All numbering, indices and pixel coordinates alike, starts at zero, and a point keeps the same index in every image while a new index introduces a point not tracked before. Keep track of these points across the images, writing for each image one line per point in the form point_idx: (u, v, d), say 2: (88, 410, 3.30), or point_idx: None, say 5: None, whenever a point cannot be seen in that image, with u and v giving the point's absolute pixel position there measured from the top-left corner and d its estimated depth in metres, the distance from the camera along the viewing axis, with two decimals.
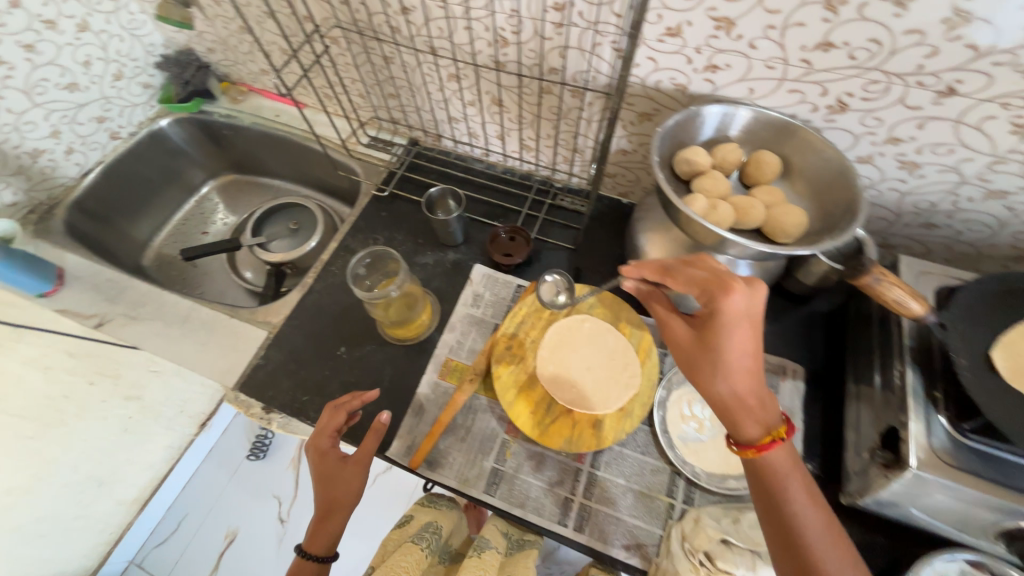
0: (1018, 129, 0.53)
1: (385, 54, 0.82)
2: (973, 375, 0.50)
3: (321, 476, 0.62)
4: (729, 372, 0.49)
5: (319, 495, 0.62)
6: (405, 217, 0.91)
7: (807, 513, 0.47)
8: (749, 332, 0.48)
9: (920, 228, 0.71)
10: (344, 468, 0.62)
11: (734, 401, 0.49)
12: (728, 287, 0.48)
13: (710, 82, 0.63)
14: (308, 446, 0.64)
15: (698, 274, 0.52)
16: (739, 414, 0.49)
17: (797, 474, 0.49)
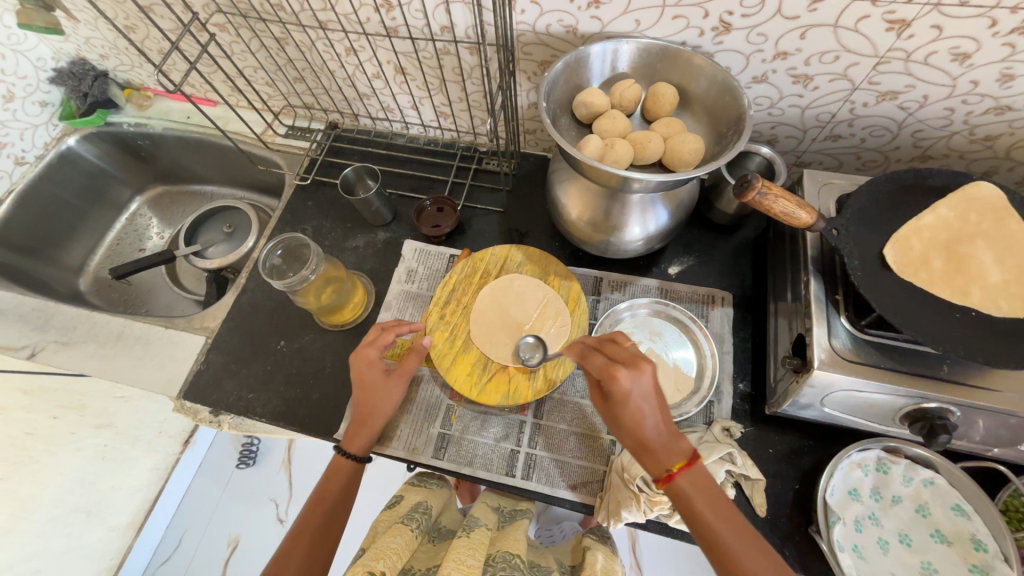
0: (892, 26, 0.53)
1: (276, 36, 0.79)
2: (865, 274, 0.52)
3: (360, 385, 0.61)
4: (628, 426, 0.49)
5: (356, 401, 0.62)
6: (331, 203, 0.89)
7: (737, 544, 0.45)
8: (637, 404, 0.48)
9: (827, 140, 0.71)
10: (383, 381, 0.61)
11: (653, 449, 0.49)
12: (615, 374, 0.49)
13: (597, 20, 0.62)
14: (353, 353, 0.62)
15: (596, 356, 0.52)
16: (656, 459, 0.49)
17: (723, 515, 0.47)
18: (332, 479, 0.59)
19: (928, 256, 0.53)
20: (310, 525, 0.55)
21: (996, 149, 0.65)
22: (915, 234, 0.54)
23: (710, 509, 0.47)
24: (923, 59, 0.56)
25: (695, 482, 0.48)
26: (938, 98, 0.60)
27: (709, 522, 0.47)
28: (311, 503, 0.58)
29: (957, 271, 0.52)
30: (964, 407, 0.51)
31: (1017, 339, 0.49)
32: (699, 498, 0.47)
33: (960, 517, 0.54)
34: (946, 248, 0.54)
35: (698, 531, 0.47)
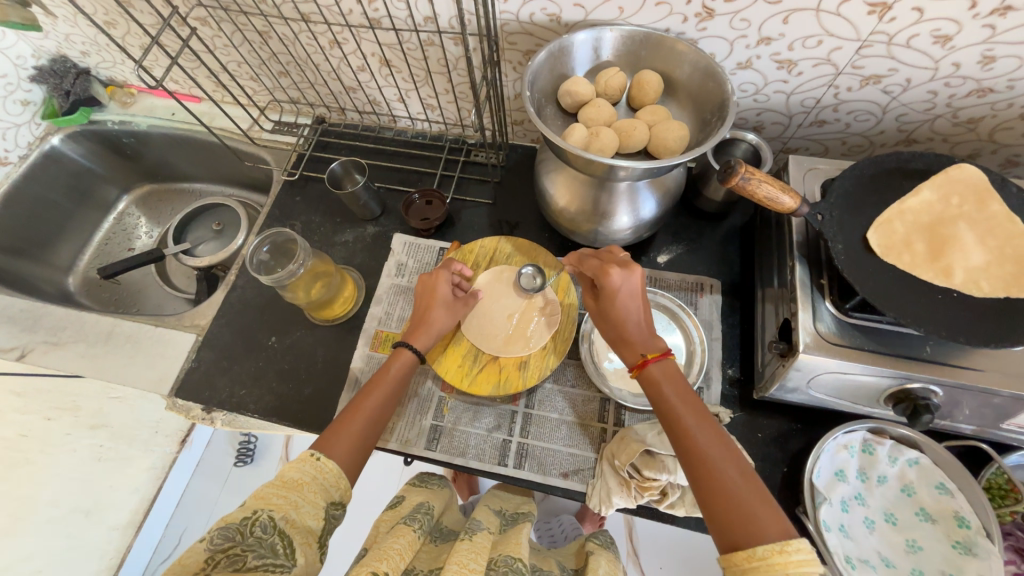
0: (873, 9, 0.53)
1: (258, 30, 0.78)
2: (848, 258, 0.53)
3: (428, 295, 0.66)
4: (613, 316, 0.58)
5: (420, 311, 0.66)
6: (319, 198, 0.89)
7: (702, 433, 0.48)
8: (631, 299, 0.57)
9: (813, 126, 0.71)
10: (454, 299, 0.67)
11: (635, 339, 0.56)
12: (605, 268, 0.58)
13: (580, 7, 0.61)
14: (430, 274, 0.67)
15: (590, 259, 0.61)
16: (634, 347, 0.56)
17: (696, 408, 0.50)
18: (391, 372, 0.61)
19: (910, 238, 0.54)
20: (364, 409, 0.57)
21: (980, 131, 0.65)
22: (898, 216, 0.55)
23: (696, 416, 0.49)
24: (905, 41, 0.56)
25: (677, 386, 0.52)
26: (921, 81, 0.60)
27: (687, 422, 0.49)
28: (367, 390, 0.59)
29: (939, 253, 0.53)
30: (946, 387, 0.52)
31: (998, 319, 0.49)
32: (680, 398, 0.51)
33: (943, 495, 0.55)
34: (928, 230, 0.54)
35: (675, 430, 0.49)
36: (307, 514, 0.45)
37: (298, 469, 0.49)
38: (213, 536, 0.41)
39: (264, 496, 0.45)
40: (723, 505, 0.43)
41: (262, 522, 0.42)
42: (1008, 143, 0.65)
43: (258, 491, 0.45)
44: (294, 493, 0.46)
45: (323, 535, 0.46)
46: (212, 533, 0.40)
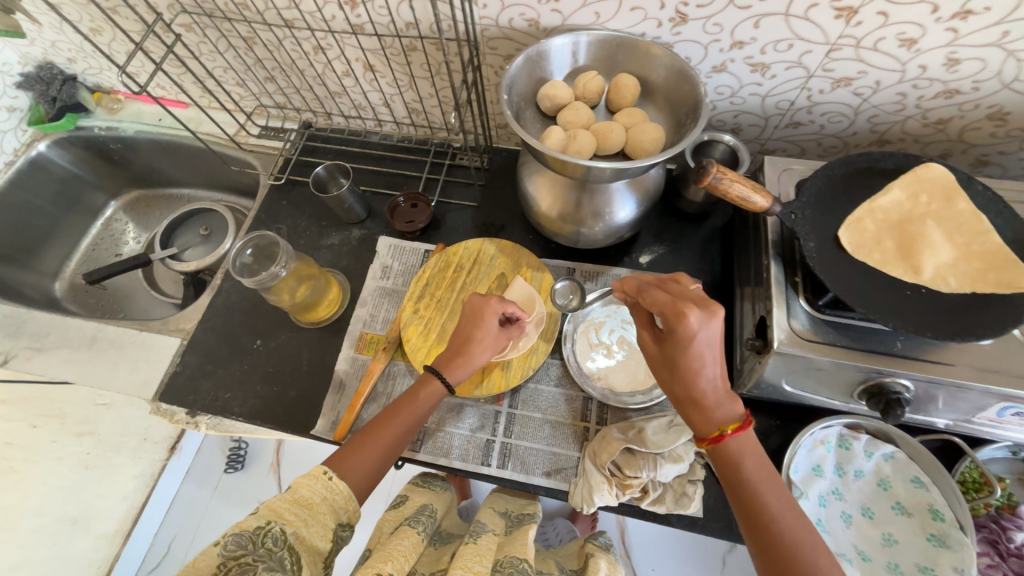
0: (840, 14, 0.55)
1: (243, 36, 0.79)
2: (820, 255, 0.54)
3: (467, 326, 0.61)
4: (686, 374, 0.47)
5: (461, 337, 0.62)
6: (306, 202, 0.89)
7: (782, 513, 0.44)
8: (708, 354, 0.46)
9: (789, 127, 0.73)
10: (496, 337, 0.62)
11: (712, 399, 0.47)
12: (685, 316, 0.45)
13: (557, 13, 0.63)
14: (477, 298, 0.62)
15: (657, 292, 0.49)
16: (708, 411, 0.47)
17: (770, 481, 0.46)
18: (416, 403, 0.59)
19: (880, 236, 0.55)
20: (390, 429, 0.57)
21: (949, 131, 0.67)
22: (868, 215, 0.56)
23: (777, 496, 0.45)
24: (872, 45, 0.57)
25: (758, 464, 0.46)
26: (890, 83, 0.62)
27: (765, 503, 0.44)
28: (395, 408, 0.59)
29: (907, 249, 0.54)
30: (918, 381, 0.52)
31: (966, 313, 0.50)
32: (761, 481, 0.45)
33: (919, 489, 0.56)
34: (897, 228, 0.55)
35: (751, 508, 0.45)
36: (316, 534, 0.45)
37: (308, 487, 0.48)
38: (227, 541, 0.41)
39: (277, 508, 0.45)
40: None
41: (273, 533, 0.43)
42: (977, 143, 0.67)
43: (272, 501, 0.46)
44: (304, 510, 0.46)
45: (330, 556, 0.46)
46: (227, 539, 0.41)
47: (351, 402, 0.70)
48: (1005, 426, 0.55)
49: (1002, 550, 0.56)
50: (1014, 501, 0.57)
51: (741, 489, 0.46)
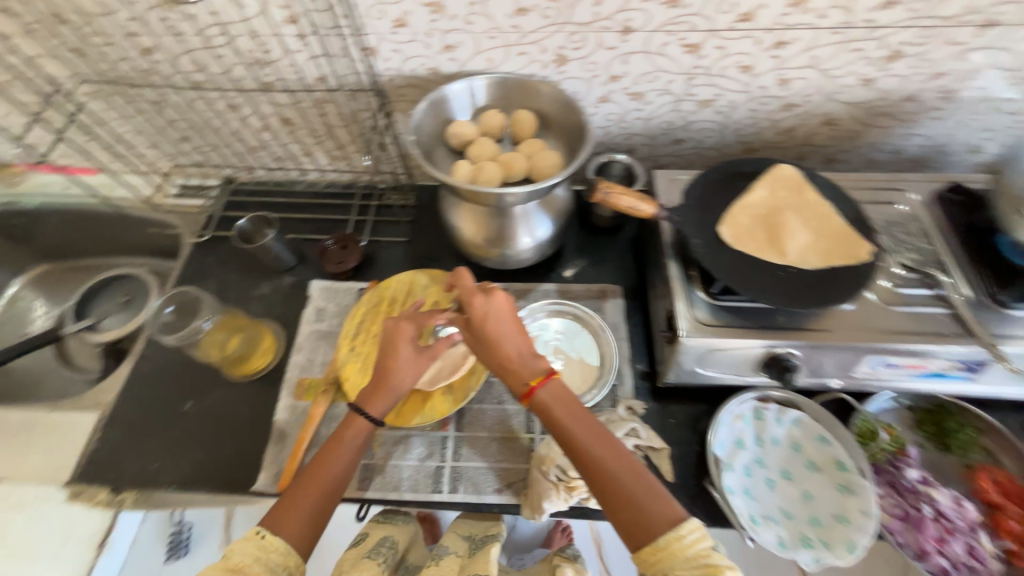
0: (687, 49, 0.66)
1: (152, 100, 0.80)
2: (704, 249, 0.62)
3: (391, 357, 0.61)
4: (496, 342, 0.58)
5: (382, 365, 0.62)
6: (232, 255, 0.88)
7: (604, 452, 0.51)
8: (508, 323, 0.59)
9: (673, 144, 0.83)
10: (416, 360, 0.61)
11: (522, 366, 0.57)
12: (472, 297, 0.59)
13: (454, 61, 0.70)
14: (392, 322, 0.63)
15: (465, 277, 0.62)
16: (520, 375, 0.57)
17: (587, 426, 0.53)
18: (345, 442, 0.59)
19: (751, 228, 0.64)
20: (321, 471, 0.57)
21: (799, 136, 0.79)
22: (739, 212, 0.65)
23: (585, 429, 0.53)
24: (719, 71, 0.69)
25: (572, 406, 0.54)
26: (742, 102, 0.73)
27: (580, 442, 0.52)
28: (322, 456, 0.58)
29: (774, 237, 0.63)
30: (802, 348, 0.60)
31: (826, 284, 0.59)
32: (575, 421, 0.53)
33: (825, 445, 0.63)
34: (764, 221, 0.65)
35: (575, 454, 0.52)
36: None
37: (240, 552, 0.49)
38: None
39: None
40: (625, 504, 0.48)
41: None
42: (822, 144, 0.80)
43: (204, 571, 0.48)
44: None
45: None
46: None
47: (292, 450, 0.68)
48: (881, 378, 0.64)
49: (900, 490, 0.62)
50: (904, 443, 0.64)
51: (560, 437, 0.53)
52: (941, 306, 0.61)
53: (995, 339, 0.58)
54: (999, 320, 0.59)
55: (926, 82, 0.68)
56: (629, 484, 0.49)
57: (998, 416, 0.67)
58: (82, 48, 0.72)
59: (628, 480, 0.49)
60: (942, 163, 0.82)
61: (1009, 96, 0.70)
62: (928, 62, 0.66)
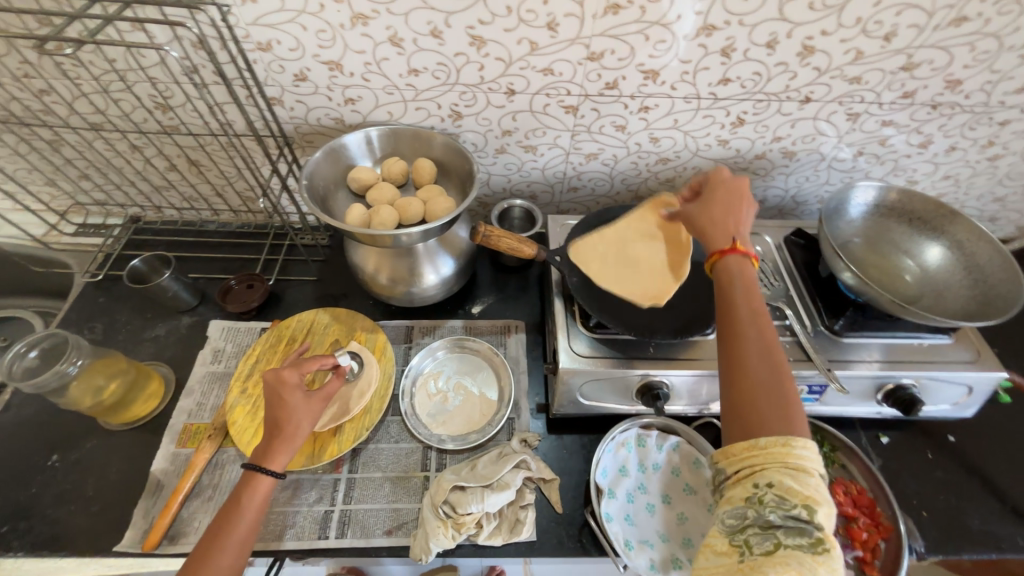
0: (567, 110, 0.74)
1: (46, 139, 0.79)
2: (581, 287, 0.67)
3: (279, 408, 0.58)
4: (295, 408, 0.58)
5: (271, 420, 0.59)
6: (128, 295, 0.85)
7: (770, 345, 0.47)
8: (301, 399, 0.59)
9: (571, 192, 0.91)
10: (308, 404, 0.60)
11: (741, 231, 0.55)
12: (296, 366, 0.61)
13: (357, 112, 0.74)
14: (272, 374, 0.59)
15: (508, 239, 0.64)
16: (734, 237, 0.54)
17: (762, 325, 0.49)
18: (246, 503, 0.55)
19: (731, 220, 0.56)
20: (224, 534, 0.53)
21: (678, 187, 0.89)
22: (711, 203, 0.58)
23: (760, 334, 0.48)
24: (598, 130, 0.77)
25: (749, 292, 0.51)
26: (623, 156, 0.82)
27: (761, 335, 0.48)
28: (225, 515, 0.54)
29: (675, 252, 0.64)
30: (670, 375, 0.65)
31: (687, 318, 0.66)
32: (749, 299, 0.50)
33: (699, 468, 0.67)
34: (734, 202, 0.57)
35: (736, 341, 0.48)
36: None
37: None
38: None
39: None
40: (754, 391, 0.45)
41: None
42: None
43: None
44: None
45: None
46: None
47: (167, 502, 0.64)
48: None
49: None
50: None
51: (726, 300, 0.51)
52: (786, 335, 0.69)
53: (831, 364, 0.66)
54: (835, 346, 0.68)
55: (771, 143, 0.80)
56: (764, 369, 0.46)
57: (850, 434, 0.75)
58: None
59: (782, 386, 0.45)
60: (800, 211, 0.95)
61: (839, 157, 0.83)
62: (768, 127, 0.77)
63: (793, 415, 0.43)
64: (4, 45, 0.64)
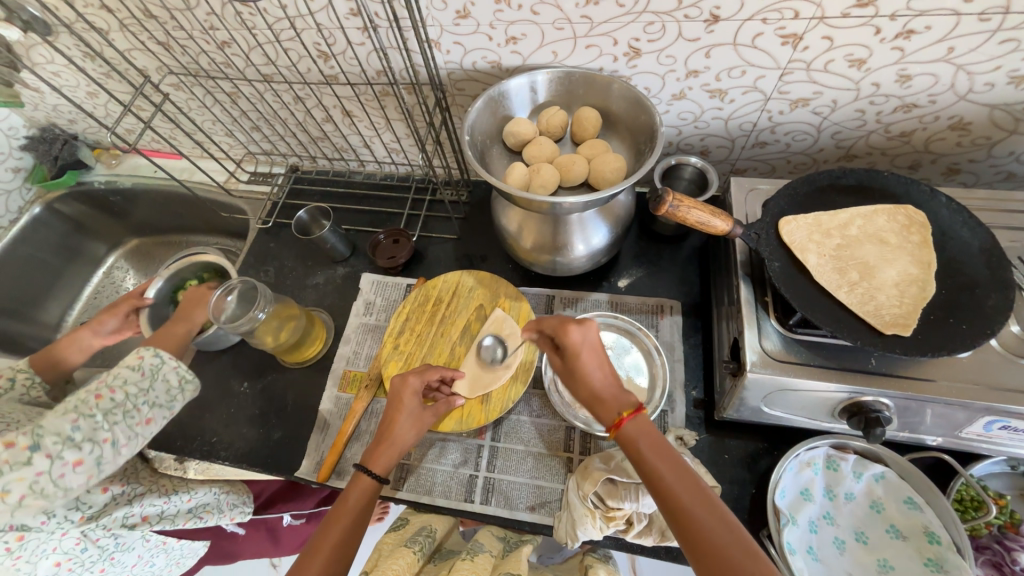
0: (786, 40, 0.56)
1: (226, 91, 0.83)
2: (785, 276, 0.53)
3: (397, 407, 0.60)
4: (411, 414, 0.60)
5: (386, 419, 0.60)
6: (293, 243, 0.92)
7: (694, 501, 0.42)
8: (417, 403, 0.61)
9: (755, 147, 0.74)
10: (421, 412, 0.62)
11: (612, 388, 0.50)
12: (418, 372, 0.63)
13: (517, 54, 0.66)
14: (401, 374, 0.62)
15: (694, 212, 0.52)
16: (608, 403, 0.49)
17: (689, 489, 0.43)
18: (349, 503, 0.54)
19: (604, 374, 0.51)
20: (331, 536, 0.51)
21: (915, 143, 0.68)
22: (587, 362, 0.51)
23: (674, 475, 0.44)
24: (822, 67, 0.59)
25: (651, 439, 0.46)
26: (846, 102, 0.63)
27: (673, 487, 0.44)
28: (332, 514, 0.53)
29: (917, 266, 0.53)
30: (898, 400, 0.51)
31: (942, 327, 0.49)
32: (653, 450, 0.46)
33: (913, 510, 0.53)
34: (595, 354, 0.52)
35: (662, 494, 0.44)
36: None
37: None
38: None
39: None
40: (701, 545, 0.41)
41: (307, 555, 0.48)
42: (944, 153, 0.68)
43: None
44: None
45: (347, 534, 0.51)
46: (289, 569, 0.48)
47: (334, 441, 0.70)
48: (996, 441, 0.53)
49: (1006, 574, 0.54)
50: (1016, 519, 0.56)
51: (640, 467, 0.46)
52: None
53: None
54: None
55: None
56: (723, 536, 0.40)
57: None
58: (166, 42, 0.75)
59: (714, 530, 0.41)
60: None
61: None
62: None
63: (755, 563, 0.39)
64: None
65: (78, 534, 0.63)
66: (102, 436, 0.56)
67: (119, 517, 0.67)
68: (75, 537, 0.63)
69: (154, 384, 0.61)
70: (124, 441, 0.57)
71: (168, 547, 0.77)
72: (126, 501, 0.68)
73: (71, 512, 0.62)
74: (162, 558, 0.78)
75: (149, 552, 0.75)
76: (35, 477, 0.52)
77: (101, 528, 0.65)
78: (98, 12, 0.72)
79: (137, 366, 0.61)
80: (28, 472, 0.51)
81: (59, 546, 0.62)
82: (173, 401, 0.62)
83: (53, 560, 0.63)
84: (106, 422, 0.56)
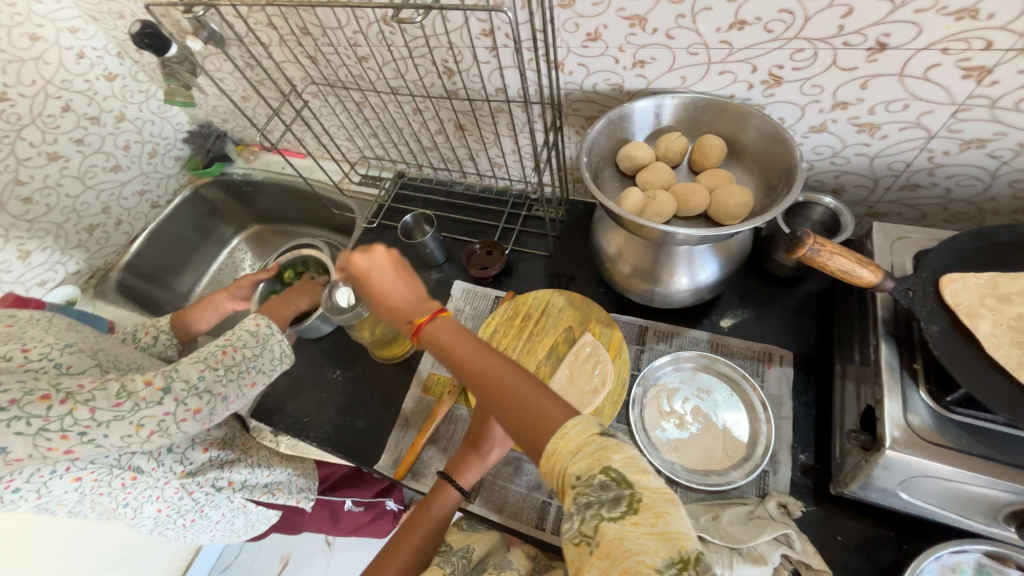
0: (969, 74, 0.49)
1: (356, 101, 0.91)
2: (947, 344, 0.45)
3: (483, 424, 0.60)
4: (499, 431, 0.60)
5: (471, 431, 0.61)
6: (393, 244, 0.97)
7: (523, 391, 0.43)
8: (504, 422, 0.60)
9: (904, 190, 0.65)
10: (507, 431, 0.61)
11: (415, 298, 0.54)
12: None
13: (642, 78, 0.64)
14: None
15: (840, 258, 0.46)
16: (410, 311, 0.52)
17: (495, 376, 0.45)
18: (433, 509, 0.59)
19: (401, 286, 0.55)
20: (413, 537, 0.57)
21: None
22: (371, 278, 0.55)
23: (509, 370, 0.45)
24: (1013, 105, 0.50)
25: (451, 336, 0.49)
26: None
27: (497, 380, 0.45)
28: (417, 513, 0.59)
29: None
30: None
31: None
32: (449, 343, 0.48)
33: None
34: (384, 273, 0.55)
35: (491, 393, 0.45)
36: None
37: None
38: None
39: None
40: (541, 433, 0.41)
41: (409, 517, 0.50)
42: None
43: None
44: None
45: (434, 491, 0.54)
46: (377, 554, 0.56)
47: (413, 441, 0.72)
48: None
49: None
50: None
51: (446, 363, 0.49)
52: None
53: None
54: None
55: None
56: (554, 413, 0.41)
57: None
58: (314, 55, 0.84)
59: (548, 413, 0.41)
60: None
61: None
62: None
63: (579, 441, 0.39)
64: (347, 18, 0.73)
65: (178, 485, 0.71)
66: (219, 389, 0.61)
67: (211, 477, 0.74)
68: (175, 487, 0.71)
69: (264, 351, 0.67)
70: (233, 397, 0.63)
71: (247, 509, 0.82)
72: (218, 466, 0.76)
73: (176, 464, 0.71)
74: (241, 519, 0.84)
75: (232, 512, 0.80)
76: (163, 417, 0.56)
77: (197, 484, 0.73)
78: (264, 29, 0.83)
79: (255, 331, 0.68)
80: (158, 410, 0.56)
81: (162, 494, 0.70)
82: (275, 369, 0.68)
83: (156, 506, 0.71)
84: (224, 377, 0.62)
